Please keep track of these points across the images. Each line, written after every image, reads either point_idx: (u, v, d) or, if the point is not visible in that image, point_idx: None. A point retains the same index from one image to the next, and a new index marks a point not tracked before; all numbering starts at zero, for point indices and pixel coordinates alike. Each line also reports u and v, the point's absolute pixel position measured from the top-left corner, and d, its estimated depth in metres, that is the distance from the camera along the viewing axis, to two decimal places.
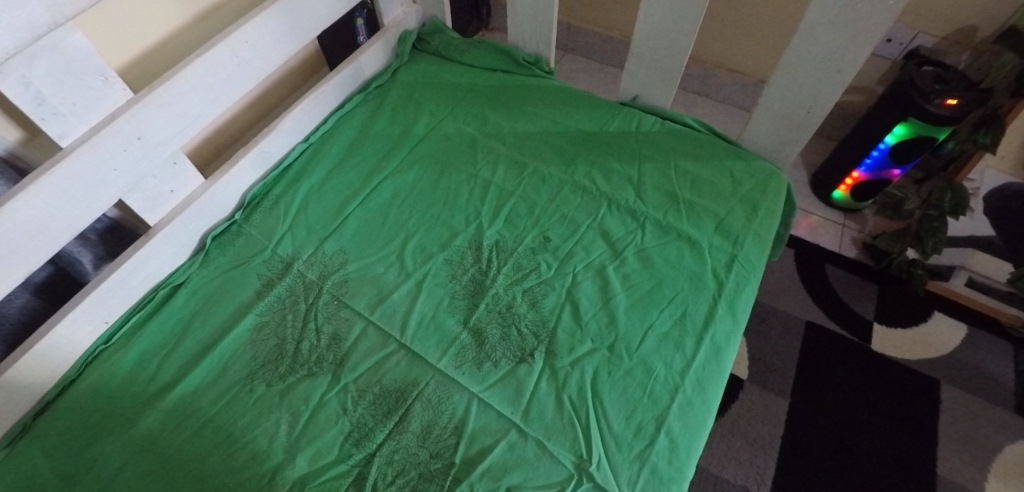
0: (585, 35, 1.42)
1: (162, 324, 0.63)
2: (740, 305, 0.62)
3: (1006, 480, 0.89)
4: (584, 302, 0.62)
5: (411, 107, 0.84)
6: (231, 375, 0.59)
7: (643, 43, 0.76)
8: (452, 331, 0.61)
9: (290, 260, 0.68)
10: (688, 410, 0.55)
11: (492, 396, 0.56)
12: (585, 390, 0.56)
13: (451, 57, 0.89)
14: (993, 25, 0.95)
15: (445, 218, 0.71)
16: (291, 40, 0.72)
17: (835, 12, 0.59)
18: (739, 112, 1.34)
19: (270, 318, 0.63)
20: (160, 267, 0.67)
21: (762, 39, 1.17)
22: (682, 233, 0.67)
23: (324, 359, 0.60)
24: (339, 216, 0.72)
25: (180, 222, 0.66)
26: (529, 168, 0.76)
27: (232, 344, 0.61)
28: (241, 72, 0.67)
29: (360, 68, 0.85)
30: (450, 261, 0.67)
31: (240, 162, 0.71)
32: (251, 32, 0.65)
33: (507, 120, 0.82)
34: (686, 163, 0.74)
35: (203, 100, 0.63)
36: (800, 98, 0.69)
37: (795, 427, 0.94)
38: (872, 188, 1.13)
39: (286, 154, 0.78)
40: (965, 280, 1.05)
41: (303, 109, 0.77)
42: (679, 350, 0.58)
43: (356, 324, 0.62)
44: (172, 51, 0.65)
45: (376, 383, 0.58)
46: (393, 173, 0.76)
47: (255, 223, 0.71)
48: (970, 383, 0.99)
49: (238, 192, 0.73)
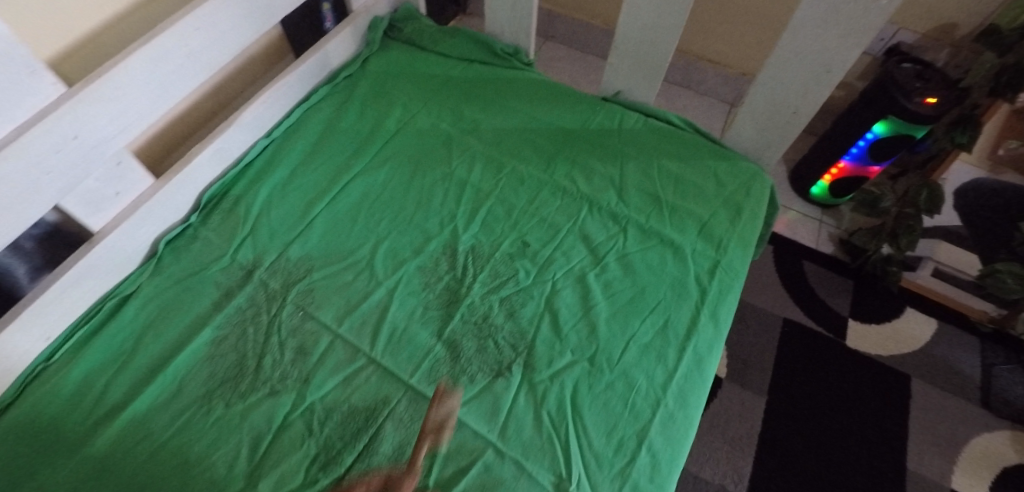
0: (566, 22, 1.37)
1: (110, 339, 0.59)
2: (723, 313, 0.60)
3: (971, 473, 0.92)
4: (564, 311, 0.60)
5: (381, 100, 0.79)
6: (187, 394, 0.55)
7: (627, 37, 0.73)
8: (426, 344, 0.58)
9: (251, 267, 0.64)
10: (670, 425, 0.53)
11: (467, 414, 0.53)
12: (564, 405, 0.54)
13: (425, 46, 0.84)
14: (973, 22, 0.95)
15: (418, 222, 0.67)
16: (248, 27, 0.66)
17: (826, 11, 0.57)
18: (720, 106, 1.32)
19: (230, 332, 0.59)
20: (107, 276, 0.61)
21: (745, 31, 1.15)
22: (665, 238, 0.65)
23: (288, 376, 0.56)
24: (304, 219, 0.67)
25: (127, 228, 0.61)
26: (508, 167, 0.72)
27: (187, 360, 0.57)
28: (191, 62, 0.61)
29: (327, 57, 0.79)
30: (424, 268, 0.63)
31: (194, 161, 0.65)
32: (202, 19, 0.59)
33: (484, 114, 0.78)
34: (668, 163, 0.72)
35: (149, 94, 0.58)
36: (786, 98, 0.67)
37: (772, 425, 0.95)
38: (851, 184, 1.13)
39: (246, 151, 0.73)
40: (931, 271, 1.09)
41: (265, 102, 0.72)
42: (661, 362, 0.57)
43: (323, 337, 0.59)
44: (113, 37, 0.59)
45: (344, 402, 0.54)
46: (363, 172, 0.72)
47: (212, 227, 0.66)
48: (938, 377, 1.01)
49: (193, 192, 0.68)
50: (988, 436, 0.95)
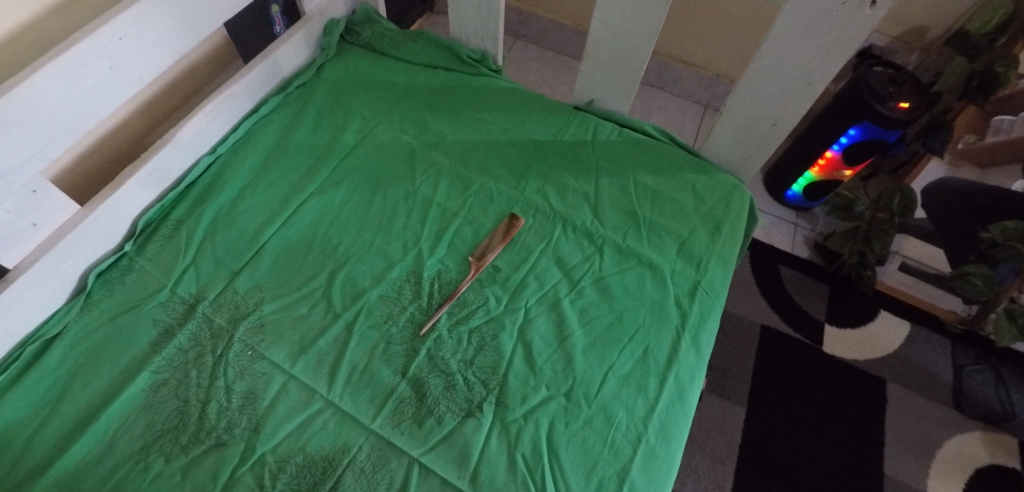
0: (536, 21, 1.33)
1: (32, 389, 0.52)
2: (705, 338, 0.57)
3: (945, 475, 0.92)
4: (537, 342, 0.56)
5: (338, 111, 0.74)
6: (119, 451, 0.49)
7: (599, 44, 0.69)
8: (389, 383, 0.53)
9: (194, 301, 0.58)
10: (652, 462, 0.50)
11: (435, 460, 0.49)
12: (540, 447, 0.50)
13: (386, 51, 0.79)
14: (943, 25, 0.94)
15: (379, 245, 0.63)
16: (182, 34, 0.59)
17: (806, 20, 0.54)
18: (694, 107, 1.31)
19: (170, 376, 0.53)
20: (28, 316, 0.54)
21: (720, 33, 1.13)
22: (644, 259, 0.62)
23: (236, 425, 0.50)
24: (253, 245, 0.62)
25: (49, 262, 0.54)
26: (476, 183, 0.68)
27: (120, 410, 0.51)
28: (115, 75, 0.54)
29: (277, 65, 0.73)
30: (386, 296, 0.59)
31: (126, 183, 0.59)
32: (125, 26, 0.53)
33: (450, 126, 0.73)
34: (645, 177, 0.68)
35: (65, 112, 0.51)
36: (766, 110, 0.64)
37: (752, 436, 0.94)
38: (825, 187, 1.13)
39: (188, 170, 0.67)
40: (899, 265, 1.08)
41: (207, 116, 0.65)
42: (642, 393, 0.53)
43: (275, 379, 0.53)
44: (21, 48, 0.52)
45: (299, 452, 0.49)
46: (319, 192, 0.66)
47: (150, 256, 0.60)
48: (911, 380, 1.02)
49: (127, 218, 0.61)
50: (961, 437, 0.96)
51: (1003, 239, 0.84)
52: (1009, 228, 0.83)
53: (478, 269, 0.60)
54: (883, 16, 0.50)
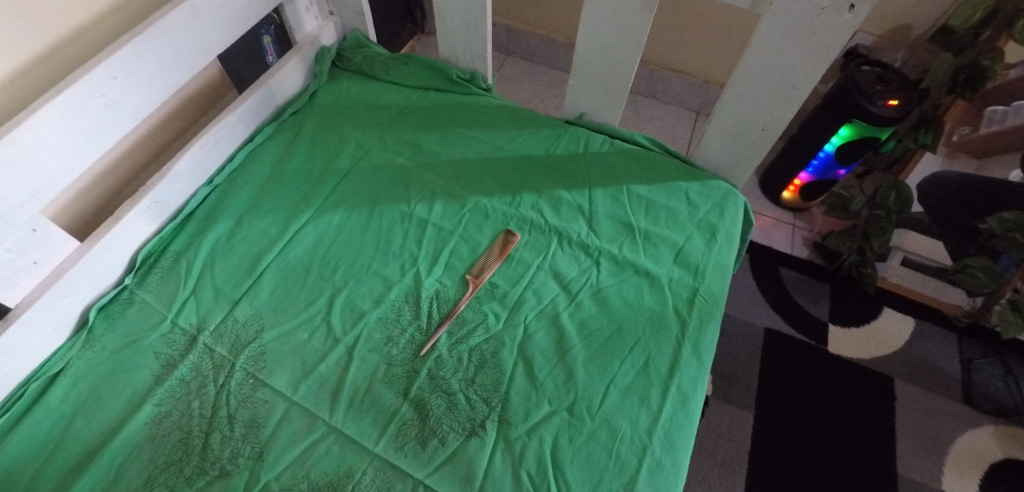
0: (526, 37, 1.35)
1: (36, 428, 0.52)
2: (706, 345, 0.57)
3: (960, 473, 0.91)
4: (538, 358, 0.56)
5: (332, 135, 0.75)
6: (124, 485, 0.49)
7: (586, 59, 0.71)
8: (390, 406, 0.53)
9: (194, 332, 0.58)
10: (658, 474, 0.49)
11: (440, 481, 0.49)
12: (545, 463, 0.50)
13: (376, 74, 0.80)
14: (926, 22, 0.96)
15: (376, 268, 0.63)
16: (176, 69, 0.61)
17: (787, 27, 0.55)
18: (686, 114, 1.32)
19: (172, 408, 0.53)
20: (30, 355, 0.55)
21: (708, 40, 1.14)
22: (641, 269, 0.62)
23: (239, 453, 0.50)
24: (252, 273, 0.62)
25: (50, 300, 0.55)
26: (470, 201, 0.69)
27: (125, 444, 0.51)
28: (112, 112, 0.55)
29: (271, 93, 0.75)
30: (385, 319, 0.59)
31: (125, 218, 0.60)
32: (118, 64, 0.54)
33: (442, 145, 0.74)
34: (638, 187, 0.69)
35: (62, 151, 0.52)
36: (756, 115, 0.65)
37: (761, 440, 0.93)
38: (820, 187, 1.13)
39: (186, 201, 0.68)
40: (900, 260, 1.08)
41: (203, 147, 0.67)
42: (645, 404, 0.53)
43: (277, 406, 0.53)
44: (17, 91, 0.53)
45: (304, 479, 0.49)
46: (316, 217, 0.67)
47: (151, 287, 0.61)
48: (919, 376, 1.01)
49: (128, 251, 0.62)
50: (973, 433, 0.95)
51: (1002, 230, 0.84)
52: (1007, 219, 0.83)
53: (476, 287, 0.61)
54: (863, 19, 0.51)
